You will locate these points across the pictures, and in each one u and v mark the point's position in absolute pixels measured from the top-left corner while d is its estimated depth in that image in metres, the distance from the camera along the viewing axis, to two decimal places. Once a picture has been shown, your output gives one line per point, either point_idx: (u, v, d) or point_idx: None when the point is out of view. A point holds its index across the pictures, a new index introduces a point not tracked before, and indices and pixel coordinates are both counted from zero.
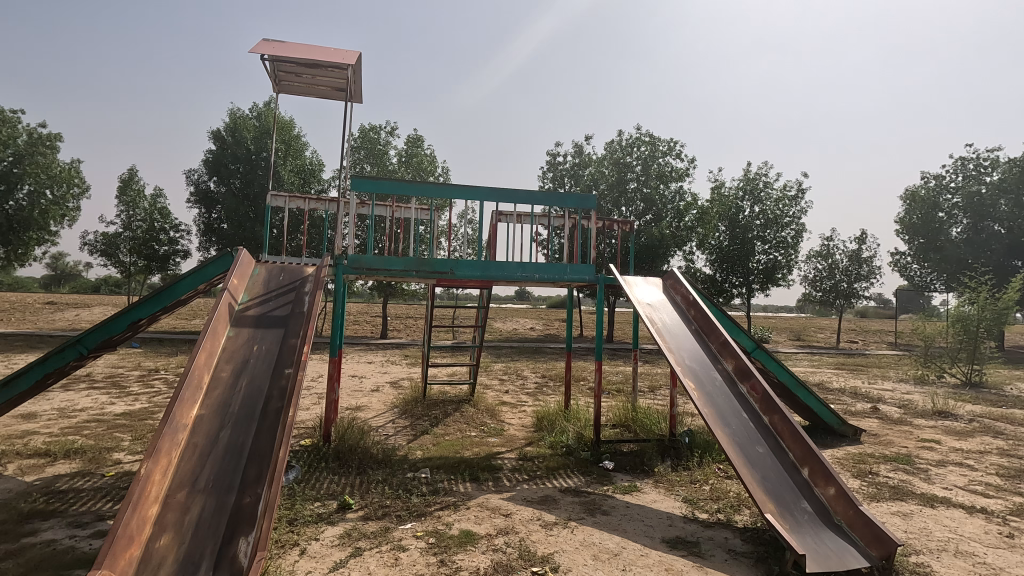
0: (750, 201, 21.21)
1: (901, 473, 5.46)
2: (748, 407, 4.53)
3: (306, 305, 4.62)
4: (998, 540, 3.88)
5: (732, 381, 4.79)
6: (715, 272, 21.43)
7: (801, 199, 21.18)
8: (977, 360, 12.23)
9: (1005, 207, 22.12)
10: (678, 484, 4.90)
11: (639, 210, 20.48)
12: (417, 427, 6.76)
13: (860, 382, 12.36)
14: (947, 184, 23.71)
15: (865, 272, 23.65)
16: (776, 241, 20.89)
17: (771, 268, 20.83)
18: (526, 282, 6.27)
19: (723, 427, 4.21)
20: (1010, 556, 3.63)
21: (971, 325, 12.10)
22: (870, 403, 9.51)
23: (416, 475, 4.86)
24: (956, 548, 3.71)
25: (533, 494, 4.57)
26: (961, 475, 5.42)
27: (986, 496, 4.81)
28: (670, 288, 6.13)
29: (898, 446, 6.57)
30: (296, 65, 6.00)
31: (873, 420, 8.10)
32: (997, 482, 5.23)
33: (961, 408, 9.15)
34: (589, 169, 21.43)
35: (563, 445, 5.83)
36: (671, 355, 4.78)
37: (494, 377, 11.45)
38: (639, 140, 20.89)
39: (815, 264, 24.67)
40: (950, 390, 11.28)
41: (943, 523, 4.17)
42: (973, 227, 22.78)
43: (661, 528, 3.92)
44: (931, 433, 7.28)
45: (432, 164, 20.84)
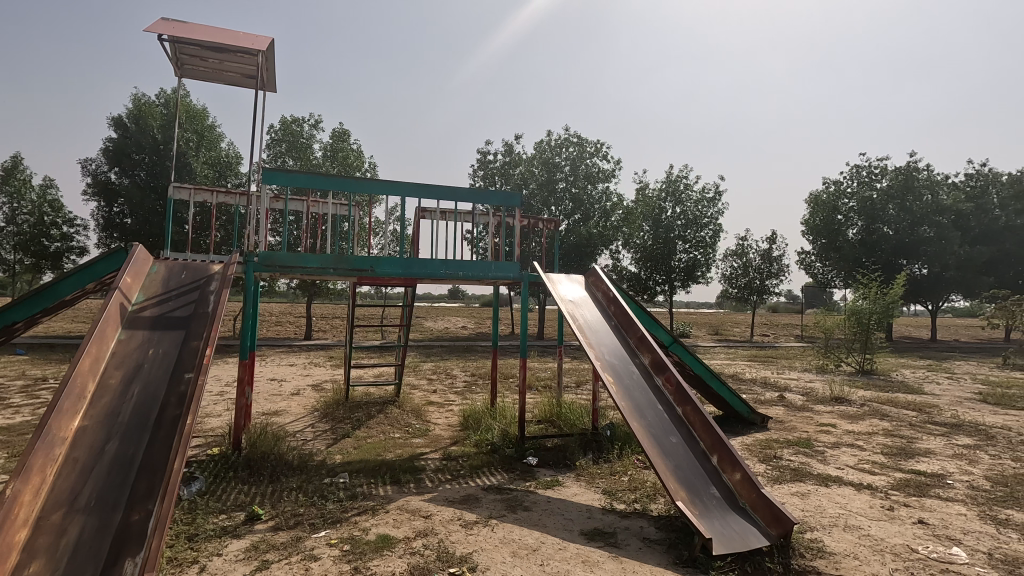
0: (671, 202, 22.26)
1: (801, 456, 5.89)
2: (662, 399, 4.70)
3: (210, 304, 4.32)
4: (881, 513, 4.25)
5: (649, 374, 4.95)
6: (640, 270, 22.31)
7: (718, 201, 22.44)
8: (868, 349, 13.43)
9: (893, 211, 24.39)
10: (598, 476, 5.03)
11: (568, 209, 20.80)
12: (338, 430, 6.53)
13: (769, 372, 13.27)
14: (845, 190, 25.89)
15: (775, 270, 25.44)
16: (696, 241, 21.96)
17: (691, 266, 21.91)
18: (451, 280, 6.21)
19: (639, 420, 4.33)
20: (890, 527, 3.99)
21: (864, 317, 13.27)
22: (777, 392, 10.19)
23: (334, 480, 4.66)
24: (844, 523, 4.04)
25: (456, 494, 4.53)
26: (852, 455, 5.92)
27: (873, 474, 5.27)
28: (592, 285, 6.25)
29: (801, 432, 7.06)
30: (200, 48, 5.60)
31: (779, 408, 8.70)
32: (882, 460, 5.76)
33: (855, 393, 10.03)
34: (519, 168, 21.55)
35: (488, 443, 5.84)
36: (591, 351, 4.86)
37: (423, 377, 11.28)
38: (567, 141, 21.36)
39: (731, 262, 26.19)
40: (846, 378, 12.34)
41: (835, 500, 4.52)
42: (866, 228, 24.96)
43: (580, 521, 4.00)
44: (828, 418, 7.91)
45: (358, 159, 20.29)
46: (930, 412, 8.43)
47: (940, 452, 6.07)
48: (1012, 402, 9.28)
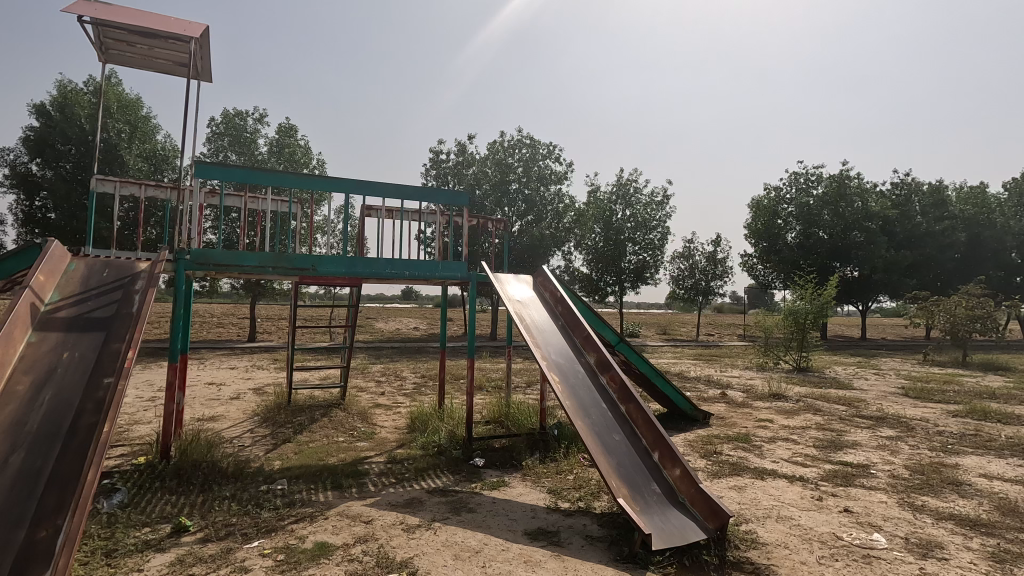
0: (622, 205, 22.75)
1: (740, 451, 6.10)
2: (607, 398, 4.76)
3: (135, 305, 4.07)
4: (811, 503, 4.46)
5: (594, 373, 5.01)
6: (592, 271, 22.64)
7: (666, 204, 23.07)
8: (804, 348, 14.09)
9: (828, 216, 25.76)
10: (544, 476, 5.05)
11: (521, 210, 20.88)
12: (278, 435, 6.28)
13: (713, 370, 13.74)
14: (784, 196, 27.13)
15: (720, 272, 26.38)
16: (645, 243, 22.51)
17: (641, 268, 22.44)
18: (396, 280, 6.10)
19: (584, 418, 4.37)
20: (819, 516, 4.19)
21: (800, 317, 13.93)
22: (720, 389, 10.55)
23: (271, 488, 4.47)
24: (778, 514, 4.20)
25: (399, 498, 4.43)
26: (787, 449, 6.18)
27: (805, 466, 5.52)
28: (539, 286, 6.28)
29: (740, 427, 7.33)
30: (126, 33, 5.27)
31: (721, 404, 9.01)
32: (814, 453, 6.04)
33: (791, 390, 10.51)
34: (472, 168, 21.46)
35: (435, 445, 5.76)
36: (537, 350, 4.87)
37: (372, 379, 11.04)
38: (520, 142, 21.44)
39: (678, 264, 26.98)
40: (784, 375, 12.91)
41: (770, 492, 4.71)
42: (803, 233, 26.24)
43: (524, 521, 3.99)
44: (766, 413, 8.25)
45: (306, 155, 19.69)
46: (858, 405, 8.93)
47: (865, 444, 6.43)
48: (931, 395, 9.96)
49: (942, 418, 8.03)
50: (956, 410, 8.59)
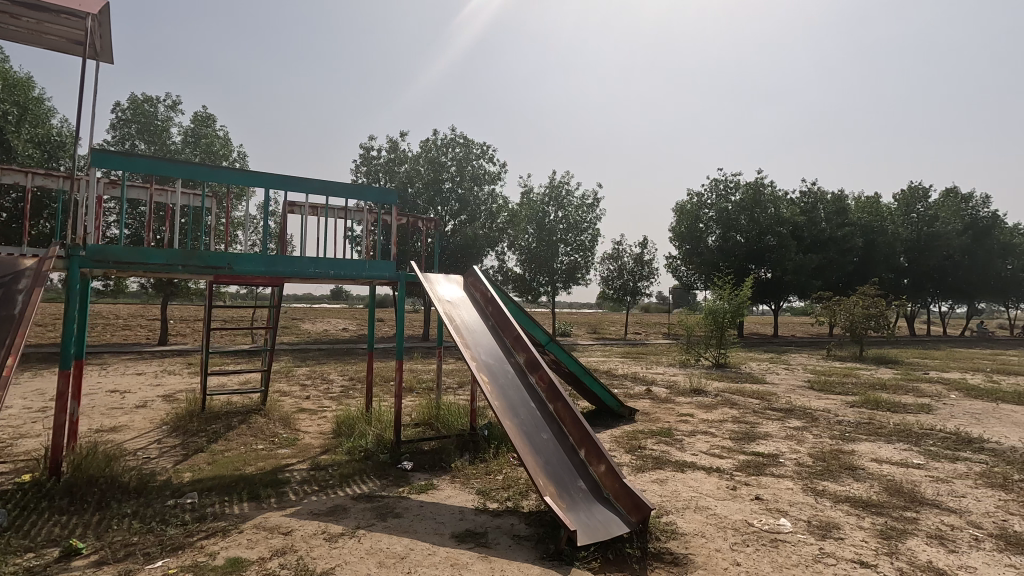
0: (554, 206, 23.16)
1: (663, 445, 6.35)
2: (535, 397, 4.78)
3: (17, 306, 3.67)
4: (726, 493, 4.71)
5: (523, 373, 5.02)
6: (525, 272, 22.88)
7: (597, 207, 23.71)
8: (722, 345, 14.91)
9: (744, 222, 27.45)
10: (473, 477, 5.03)
11: (454, 210, 20.74)
12: (189, 445, 5.87)
13: (639, 368, 14.25)
14: (705, 201, 28.61)
15: (647, 272, 27.43)
16: (576, 244, 23.04)
17: (572, 268, 22.92)
18: (320, 280, 5.87)
19: (512, 418, 4.37)
20: (733, 504, 4.43)
21: (719, 316, 14.75)
22: (645, 386, 10.95)
23: (179, 502, 4.17)
24: (695, 505, 4.41)
25: (322, 506, 4.27)
26: (705, 441, 6.51)
27: (721, 457, 5.83)
28: (470, 286, 6.24)
29: (663, 422, 7.64)
30: (8, 3, 4.73)
31: (646, 400, 9.36)
32: (729, 444, 6.40)
33: (711, 385, 11.08)
34: (404, 166, 21.05)
35: (361, 450, 5.59)
36: (467, 351, 4.83)
37: (296, 382, 10.59)
38: (454, 141, 21.29)
39: (608, 265, 27.79)
40: (705, 371, 13.61)
41: (689, 484, 4.93)
42: (722, 236, 27.82)
43: (451, 523, 3.96)
44: (687, 408, 8.65)
45: (225, 147, 18.58)
46: (769, 398, 9.56)
47: (775, 434, 6.89)
48: (832, 387, 10.82)
49: (841, 409, 8.74)
50: (853, 400, 9.38)
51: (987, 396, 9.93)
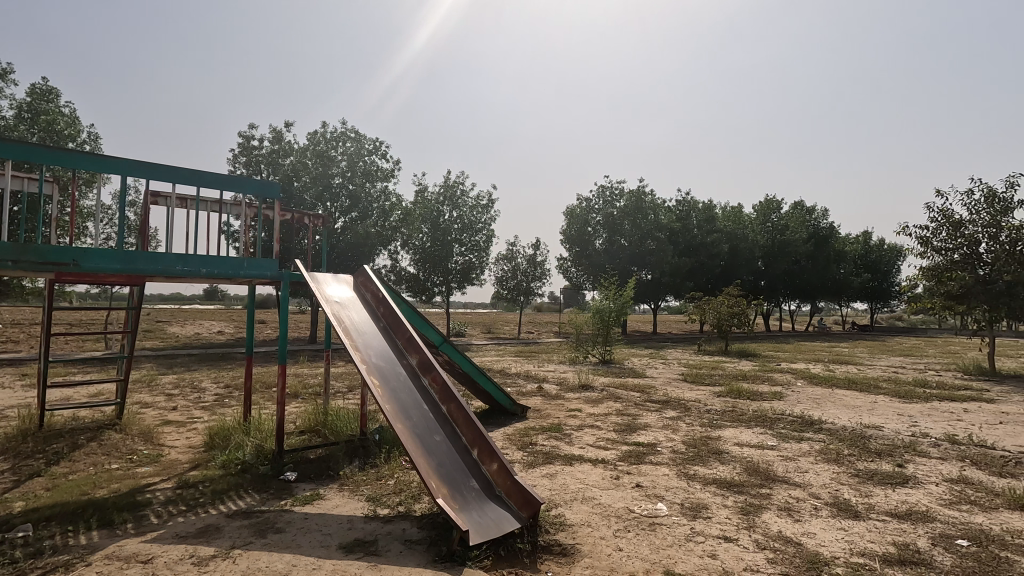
0: (449, 206, 23.11)
1: (553, 440, 6.58)
2: (428, 398, 4.69)
3: None
4: (610, 482, 4.98)
5: (416, 375, 4.90)
6: (419, 271, 22.58)
7: (491, 208, 24.03)
8: (608, 343, 15.77)
9: (628, 227, 29.32)
10: (363, 484, 4.85)
11: (344, 206, 19.87)
12: (22, 470, 5.05)
13: (531, 366, 14.64)
14: (593, 207, 30.11)
15: (539, 273, 28.25)
16: (471, 245, 23.14)
17: (467, 268, 23.00)
18: (190, 279, 5.32)
19: (404, 421, 4.25)
20: (616, 493, 4.69)
21: (605, 315, 15.59)
22: (537, 384, 11.27)
23: (7, 538, 3.57)
24: (582, 496, 4.61)
25: (190, 527, 3.88)
26: (592, 435, 6.84)
27: (606, 449, 6.16)
28: (360, 286, 6.01)
29: (553, 418, 7.91)
30: None
31: (537, 398, 9.63)
32: (613, 436, 6.79)
33: (597, 381, 11.67)
34: (289, 158, 19.79)
35: (238, 463, 5.17)
36: (356, 354, 4.62)
37: (160, 392, 9.53)
38: (344, 135, 20.45)
39: (502, 266, 28.23)
40: (592, 368, 14.30)
41: (577, 476, 5.15)
42: (609, 240, 29.46)
43: (339, 534, 3.79)
44: (575, 404, 9.03)
45: (72, 126, 16.26)
46: (649, 391, 10.25)
47: (653, 425, 7.40)
48: (702, 379, 11.86)
49: (710, 398, 9.60)
50: (719, 391, 10.37)
51: (825, 383, 11.44)
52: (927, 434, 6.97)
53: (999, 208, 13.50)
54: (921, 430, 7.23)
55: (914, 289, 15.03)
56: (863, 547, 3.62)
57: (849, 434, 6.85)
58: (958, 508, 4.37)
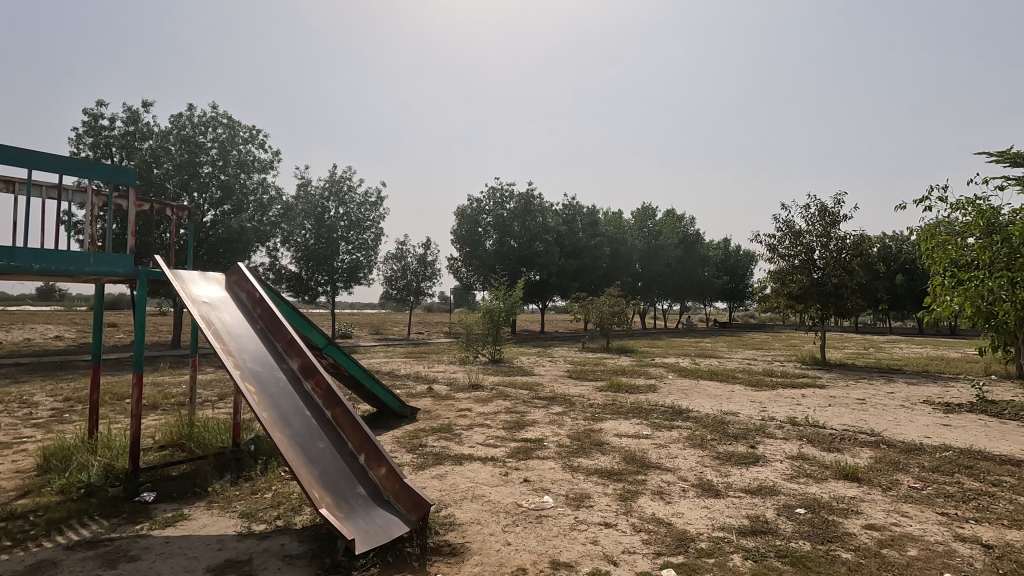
0: (334, 202, 22.09)
1: (443, 441, 6.55)
2: (310, 404, 4.42)
3: None
4: (499, 479, 5.07)
5: (297, 379, 4.60)
6: (301, 270, 21.36)
7: (380, 205, 23.36)
8: (498, 342, 16.00)
9: (517, 228, 30.02)
10: (236, 499, 4.49)
11: (214, 197, 18.13)
12: None
13: (421, 367, 14.44)
14: (484, 207, 30.39)
15: (429, 273, 27.93)
16: (358, 243, 22.33)
17: (353, 268, 22.13)
18: (16, 275, 4.55)
19: (284, 429, 3.97)
20: (505, 489, 4.79)
21: (495, 315, 15.81)
22: (427, 385, 11.13)
23: None
24: (472, 494, 4.64)
25: (18, 565, 3.33)
26: (482, 433, 6.92)
27: (495, 446, 6.26)
28: (234, 286, 5.55)
29: (443, 418, 7.87)
30: None
31: (427, 399, 9.53)
32: (502, 433, 6.92)
33: (487, 380, 11.80)
34: (148, 142, 17.69)
35: (82, 487, 4.52)
36: (227, 358, 4.24)
37: None
38: (215, 120, 18.72)
39: (391, 265, 27.52)
40: (482, 367, 14.43)
41: (467, 475, 5.18)
42: (499, 241, 29.93)
43: (208, 555, 3.47)
44: (465, 403, 9.07)
45: None
46: (536, 388, 10.57)
47: (541, 421, 7.65)
48: (585, 375, 12.47)
49: (592, 393, 10.13)
50: (601, 386, 10.96)
51: (692, 375, 12.57)
52: (774, 418, 7.93)
53: (829, 221, 15.75)
54: (769, 414, 8.21)
55: (764, 290, 17.02)
56: (722, 521, 4.04)
57: (712, 421, 7.60)
58: (798, 480, 5.03)
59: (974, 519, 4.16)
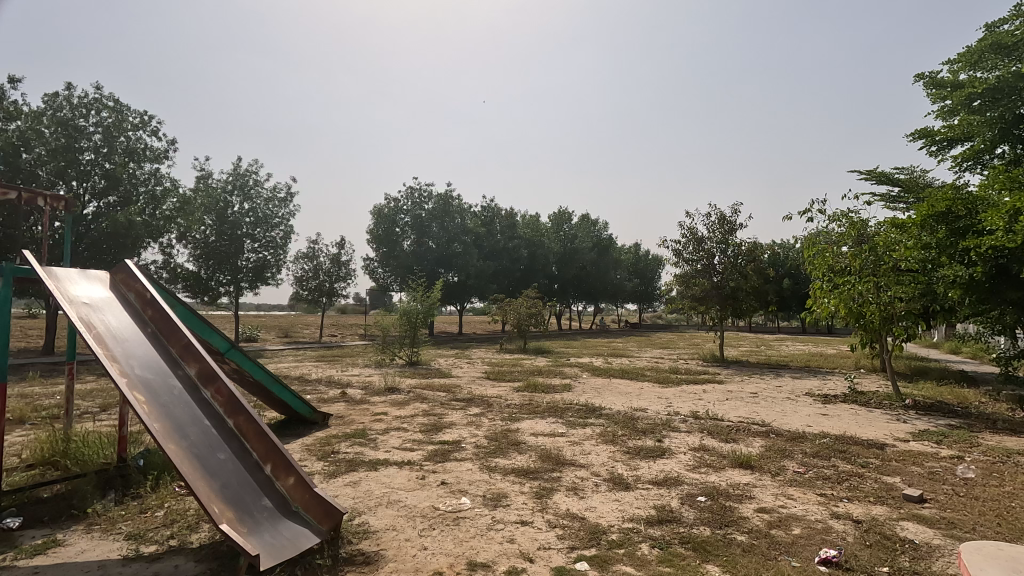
0: (238, 197, 20.73)
1: (357, 447, 6.34)
2: (209, 412, 4.09)
3: None
4: (416, 483, 4.99)
5: (194, 387, 4.25)
6: (200, 269, 19.86)
7: (290, 202, 22.22)
8: (415, 344, 15.73)
9: (435, 230, 29.74)
10: (122, 520, 4.08)
11: (97, 187, 16.38)
12: None
13: (334, 371, 13.88)
14: (401, 207, 29.79)
15: (343, 273, 26.93)
16: (265, 240, 21.12)
17: (259, 267, 20.90)
18: None
19: (178, 440, 3.65)
20: (422, 493, 4.72)
21: (412, 316, 15.53)
22: (340, 389, 10.72)
23: None
24: (387, 500, 4.53)
25: None
26: (398, 437, 6.77)
27: (412, 450, 6.15)
28: (121, 285, 5.04)
29: (358, 423, 7.62)
30: None
31: (341, 403, 9.17)
32: (419, 437, 6.81)
33: (404, 383, 11.56)
34: (15, 122, 15.67)
35: None
36: (111, 365, 3.82)
37: None
38: (99, 102, 16.93)
39: (302, 264, 26.26)
40: (399, 370, 14.12)
41: (381, 481, 5.04)
42: (417, 242, 29.47)
43: None
44: (381, 407, 8.83)
45: None
46: (454, 390, 10.51)
47: (458, 423, 7.62)
48: (502, 376, 12.58)
49: (510, 394, 10.23)
50: (518, 386, 11.11)
51: (605, 374, 13.05)
52: (678, 413, 8.41)
53: (727, 229, 17.00)
54: (674, 410, 8.71)
55: (670, 293, 18.04)
56: (632, 513, 4.23)
57: (623, 418, 7.93)
58: (699, 470, 5.39)
59: (847, 497, 4.66)
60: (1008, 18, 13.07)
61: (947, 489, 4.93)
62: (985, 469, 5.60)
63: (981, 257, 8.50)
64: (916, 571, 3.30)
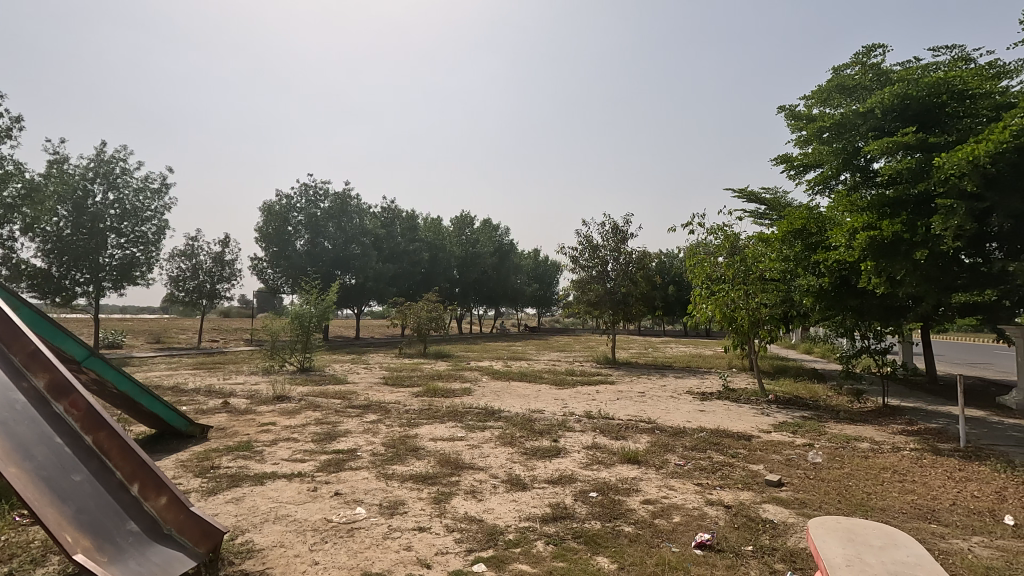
0: (102, 185, 18.51)
1: (241, 460, 5.89)
2: (62, 429, 3.59)
3: None
4: (307, 496, 4.75)
5: (41, 400, 3.70)
6: (50, 265, 17.43)
7: (164, 194, 20.21)
8: (307, 349, 14.91)
9: (332, 229, 28.59)
10: None
11: None
12: None
13: (214, 379, 12.76)
14: (294, 205, 28.27)
15: (227, 274, 24.96)
16: (133, 236, 19.03)
17: (126, 265, 18.79)
18: None
19: (22, 462, 3.17)
20: (313, 506, 4.50)
21: (305, 320, 14.72)
22: (222, 399, 9.90)
23: None
24: (275, 515, 4.27)
25: None
26: (288, 448, 6.39)
27: (303, 461, 5.84)
28: None
29: (241, 435, 7.08)
30: None
31: (222, 414, 8.47)
32: (311, 447, 6.48)
33: (294, 391, 10.91)
34: None
35: None
36: None
37: None
38: None
39: (178, 263, 23.97)
40: (289, 377, 13.31)
41: (268, 496, 4.73)
42: (311, 241, 28.10)
43: None
44: (268, 417, 8.28)
45: None
46: (349, 397, 10.11)
47: (353, 431, 7.34)
48: (401, 381, 12.31)
49: (408, 399, 10.03)
50: (417, 391, 10.93)
51: (504, 378, 13.25)
52: (573, 413, 8.76)
53: (619, 238, 18.04)
54: (569, 410, 9.04)
55: (567, 298, 18.71)
56: (528, 512, 4.34)
57: (520, 419, 8.10)
58: (592, 467, 5.65)
59: (720, 485, 5.13)
60: (849, 63, 15.11)
61: (800, 473, 5.60)
62: (830, 454, 6.41)
63: (828, 269, 9.71)
64: (775, 547, 3.72)
